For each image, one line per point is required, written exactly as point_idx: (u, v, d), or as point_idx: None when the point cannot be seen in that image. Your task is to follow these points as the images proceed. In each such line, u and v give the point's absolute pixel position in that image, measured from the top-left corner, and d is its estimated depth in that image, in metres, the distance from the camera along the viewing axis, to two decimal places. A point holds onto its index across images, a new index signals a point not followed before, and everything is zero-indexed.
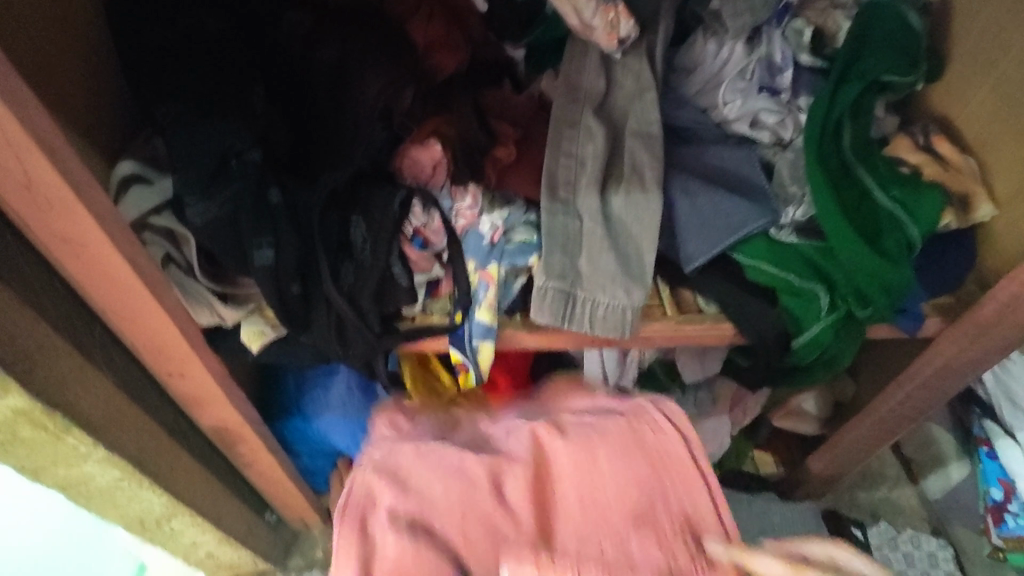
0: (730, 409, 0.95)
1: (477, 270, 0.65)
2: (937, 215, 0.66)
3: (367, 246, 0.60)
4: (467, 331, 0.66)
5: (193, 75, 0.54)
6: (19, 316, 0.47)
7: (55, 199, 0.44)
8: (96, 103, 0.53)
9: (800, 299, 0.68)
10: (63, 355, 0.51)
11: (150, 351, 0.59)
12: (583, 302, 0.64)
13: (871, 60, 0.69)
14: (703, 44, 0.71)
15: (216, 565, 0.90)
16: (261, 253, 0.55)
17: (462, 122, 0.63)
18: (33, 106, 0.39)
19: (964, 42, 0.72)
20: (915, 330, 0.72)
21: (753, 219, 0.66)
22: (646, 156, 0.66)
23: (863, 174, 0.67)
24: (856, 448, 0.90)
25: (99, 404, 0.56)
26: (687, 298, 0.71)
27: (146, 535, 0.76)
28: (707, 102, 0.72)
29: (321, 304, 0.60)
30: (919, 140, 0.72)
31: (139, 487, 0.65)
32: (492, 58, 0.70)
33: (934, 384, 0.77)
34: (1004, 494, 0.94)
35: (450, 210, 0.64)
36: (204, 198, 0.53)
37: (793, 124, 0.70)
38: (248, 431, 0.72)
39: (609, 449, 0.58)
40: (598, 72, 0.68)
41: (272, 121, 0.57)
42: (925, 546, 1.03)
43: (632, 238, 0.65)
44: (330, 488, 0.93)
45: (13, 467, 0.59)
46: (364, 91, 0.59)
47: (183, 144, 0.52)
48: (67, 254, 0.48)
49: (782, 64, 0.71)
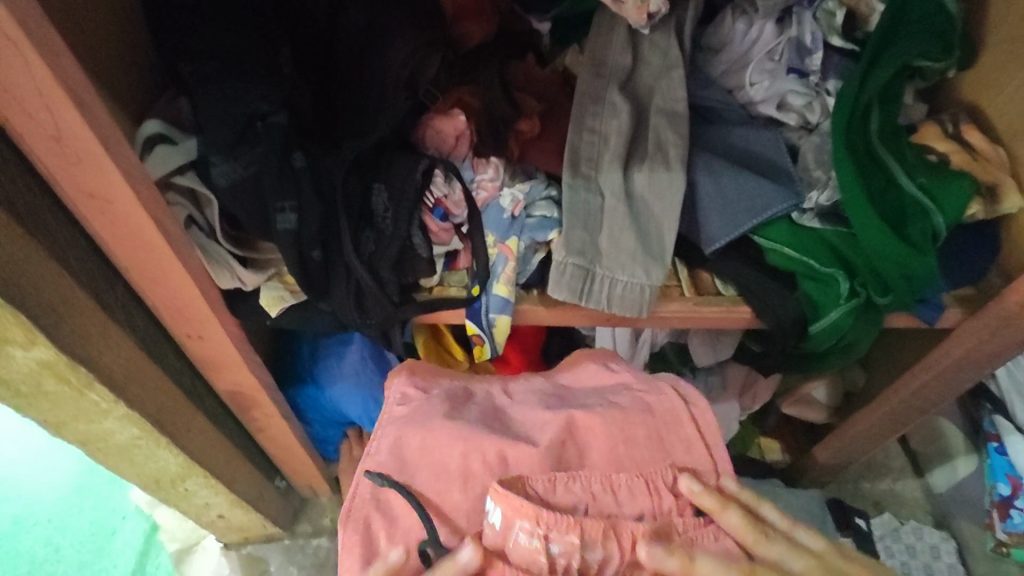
0: (739, 395, 0.95)
1: (496, 244, 0.65)
2: (965, 204, 0.65)
3: (388, 215, 0.60)
4: (485, 305, 0.66)
5: (221, 36, 0.54)
6: (45, 269, 0.47)
7: (83, 152, 0.44)
8: (124, 61, 0.53)
9: (819, 284, 0.67)
10: (87, 311, 0.52)
11: (171, 313, 0.59)
12: (601, 279, 0.64)
13: (906, 44, 0.68)
14: (731, 23, 0.70)
15: (227, 527, 0.92)
16: (284, 218, 0.55)
17: (487, 93, 0.63)
18: (65, 56, 0.39)
19: (998, 29, 0.70)
20: (935, 321, 0.71)
21: (777, 202, 0.65)
22: (671, 134, 0.65)
23: (891, 160, 0.66)
24: (864, 438, 0.90)
25: (121, 361, 0.57)
26: (705, 280, 0.72)
27: (161, 495, 0.78)
28: (733, 83, 0.71)
29: (341, 270, 0.60)
30: (948, 129, 0.71)
31: (156, 445, 0.66)
32: (513, 32, 0.70)
33: (949, 376, 0.76)
34: (1012, 489, 0.93)
35: (471, 181, 0.64)
36: (229, 158, 0.53)
37: (821, 107, 0.70)
38: (263, 395, 0.72)
39: (616, 438, 0.54)
40: (625, 48, 0.67)
41: (297, 86, 0.57)
42: (927, 538, 1.01)
43: (654, 216, 0.64)
44: (340, 458, 0.94)
45: (35, 420, 0.60)
46: (390, 58, 0.58)
47: (209, 104, 0.52)
48: (94, 210, 0.48)
49: (812, 45, 0.70)
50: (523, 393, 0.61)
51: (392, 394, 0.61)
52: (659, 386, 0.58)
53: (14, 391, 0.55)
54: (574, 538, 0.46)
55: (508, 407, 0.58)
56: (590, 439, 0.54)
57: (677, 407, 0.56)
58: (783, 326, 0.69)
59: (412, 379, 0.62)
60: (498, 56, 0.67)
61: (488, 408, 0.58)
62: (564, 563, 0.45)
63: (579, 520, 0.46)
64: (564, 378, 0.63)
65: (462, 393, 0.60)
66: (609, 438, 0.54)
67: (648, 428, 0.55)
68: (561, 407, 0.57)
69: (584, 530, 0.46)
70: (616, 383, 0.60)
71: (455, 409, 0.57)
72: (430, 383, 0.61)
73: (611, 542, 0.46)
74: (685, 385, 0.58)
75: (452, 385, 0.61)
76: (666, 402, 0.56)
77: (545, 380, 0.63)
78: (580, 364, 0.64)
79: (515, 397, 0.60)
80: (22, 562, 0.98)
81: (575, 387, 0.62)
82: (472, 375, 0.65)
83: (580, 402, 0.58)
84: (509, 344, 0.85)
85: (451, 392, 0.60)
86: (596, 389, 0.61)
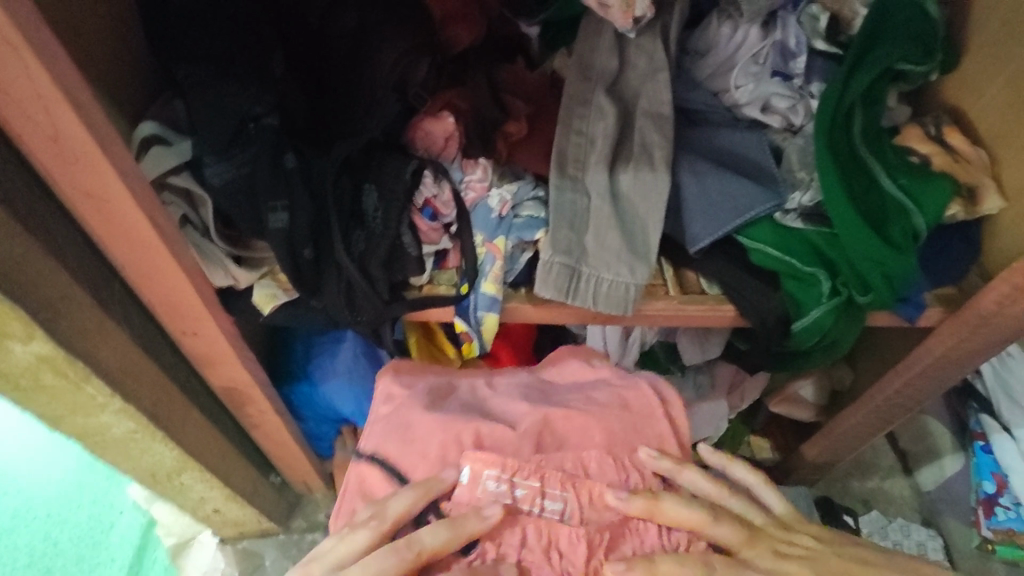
0: (728, 394, 0.96)
1: (485, 243, 0.66)
2: (944, 205, 0.66)
3: (378, 215, 0.62)
4: (473, 302, 0.68)
5: (213, 40, 0.56)
6: (43, 265, 0.49)
7: (81, 153, 0.45)
8: (120, 65, 0.54)
9: (802, 283, 0.69)
10: (84, 307, 0.53)
11: (166, 310, 0.61)
12: (587, 278, 0.66)
13: (888, 47, 0.69)
14: (717, 27, 0.71)
15: (223, 522, 0.93)
16: (275, 217, 0.57)
17: (475, 96, 0.65)
18: (63, 60, 0.41)
19: (979, 34, 0.71)
20: (917, 318, 0.72)
21: (760, 203, 0.67)
22: (656, 137, 0.66)
23: (872, 162, 0.68)
24: (851, 435, 0.91)
25: (116, 355, 0.58)
26: (691, 279, 0.73)
27: (157, 488, 0.79)
28: (718, 86, 0.72)
29: (332, 269, 0.62)
30: (930, 131, 0.73)
31: (152, 439, 0.67)
32: (501, 35, 0.71)
33: (931, 374, 0.78)
34: (997, 487, 0.95)
35: (460, 182, 0.66)
36: (223, 159, 0.55)
37: (805, 110, 0.71)
38: (257, 391, 0.74)
39: (589, 423, 0.56)
40: (612, 51, 0.68)
41: (289, 88, 0.59)
42: (914, 535, 1.04)
43: (639, 217, 0.66)
44: (334, 454, 0.96)
45: (33, 414, 0.61)
46: (380, 62, 0.59)
47: (202, 106, 0.54)
48: (90, 209, 0.50)
49: (796, 49, 0.71)
50: (507, 387, 0.62)
51: (379, 394, 0.62)
52: (636, 381, 0.60)
53: (13, 384, 0.57)
54: (535, 483, 0.50)
55: (493, 400, 0.60)
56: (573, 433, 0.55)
57: (653, 401, 0.59)
58: (766, 324, 0.70)
59: (397, 378, 0.62)
60: (488, 59, 0.69)
61: (474, 402, 0.60)
62: (527, 507, 0.49)
63: (539, 469, 0.51)
64: (546, 372, 0.64)
65: (446, 387, 0.62)
66: (590, 433, 0.55)
67: (624, 422, 0.57)
68: (540, 401, 0.59)
69: (545, 479, 0.51)
70: (595, 372, 0.63)
71: (441, 399, 0.60)
72: (415, 380, 0.62)
73: (571, 491, 0.50)
74: (661, 382, 0.61)
75: (436, 381, 0.63)
76: (642, 398, 0.59)
77: (530, 375, 0.64)
78: (563, 359, 0.66)
79: (501, 392, 0.61)
80: (21, 555, 1.00)
81: (558, 381, 0.63)
82: (460, 371, 0.66)
83: (562, 398, 0.59)
84: (499, 342, 0.87)
85: (435, 388, 0.61)
86: (576, 384, 0.62)
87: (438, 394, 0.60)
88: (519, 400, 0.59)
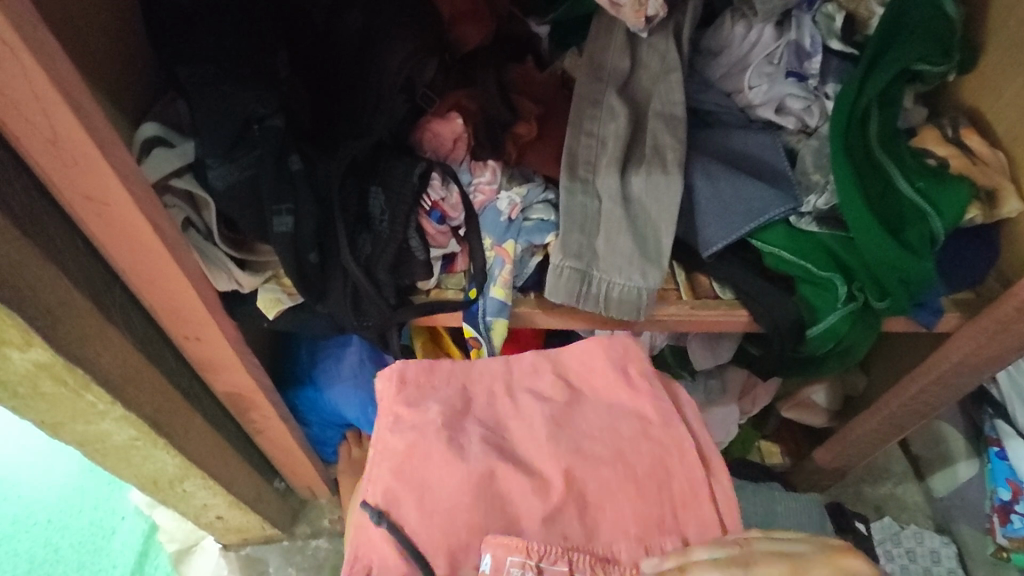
0: (739, 398, 0.95)
1: (493, 246, 0.65)
2: (962, 208, 0.65)
3: (385, 218, 0.60)
4: (481, 307, 0.66)
5: (216, 39, 0.54)
6: (42, 271, 0.48)
7: (80, 155, 0.44)
8: (121, 64, 0.53)
9: (817, 287, 0.67)
10: (84, 313, 0.52)
11: (168, 315, 0.60)
12: (598, 283, 0.64)
13: (905, 48, 0.68)
14: (730, 26, 0.70)
15: (226, 528, 0.92)
16: (280, 220, 0.55)
17: (482, 96, 0.63)
18: (61, 60, 0.39)
19: (1000, 33, 0.70)
20: (934, 324, 0.70)
21: (775, 206, 0.65)
22: (668, 138, 0.65)
23: (889, 165, 0.66)
24: (865, 442, 0.90)
25: (119, 363, 0.57)
26: (703, 283, 0.71)
27: (159, 496, 0.78)
28: (731, 86, 0.71)
29: (338, 273, 0.60)
30: (948, 133, 0.71)
31: (154, 446, 0.66)
32: (511, 34, 0.70)
33: (948, 380, 0.76)
34: (1012, 494, 0.93)
35: (469, 184, 0.65)
36: (226, 161, 0.54)
37: (820, 111, 0.69)
38: (261, 397, 0.72)
39: (616, 474, 0.48)
40: (623, 51, 0.67)
41: (294, 89, 0.57)
42: (927, 542, 1.02)
43: (651, 220, 0.64)
44: (338, 460, 0.94)
45: (32, 421, 0.60)
46: (387, 62, 0.57)
47: (206, 107, 0.53)
48: (91, 213, 0.48)
49: (811, 49, 0.69)
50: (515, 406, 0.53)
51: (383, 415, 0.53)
52: (667, 410, 0.52)
53: (12, 392, 0.56)
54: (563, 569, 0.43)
55: (515, 428, 0.51)
56: (599, 481, 0.47)
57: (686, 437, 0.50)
58: (781, 330, 0.69)
59: (401, 394, 0.54)
60: (495, 59, 0.67)
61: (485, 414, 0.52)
62: None
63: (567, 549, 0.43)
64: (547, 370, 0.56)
65: (460, 401, 0.54)
66: (620, 484, 0.47)
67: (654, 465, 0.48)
68: (563, 434, 0.50)
69: (574, 560, 0.43)
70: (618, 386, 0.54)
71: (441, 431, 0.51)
72: (422, 396, 0.54)
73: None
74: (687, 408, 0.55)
75: (446, 393, 0.54)
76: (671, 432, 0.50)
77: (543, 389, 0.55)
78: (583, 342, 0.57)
79: (518, 404, 0.54)
80: (22, 561, 0.99)
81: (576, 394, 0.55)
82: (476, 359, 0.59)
83: (587, 431, 0.50)
84: (507, 347, 0.86)
85: (447, 403, 0.53)
86: (605, 397, 0.54)
87: (451, 412, 0.52)
88: (541, 432, 0.50)
